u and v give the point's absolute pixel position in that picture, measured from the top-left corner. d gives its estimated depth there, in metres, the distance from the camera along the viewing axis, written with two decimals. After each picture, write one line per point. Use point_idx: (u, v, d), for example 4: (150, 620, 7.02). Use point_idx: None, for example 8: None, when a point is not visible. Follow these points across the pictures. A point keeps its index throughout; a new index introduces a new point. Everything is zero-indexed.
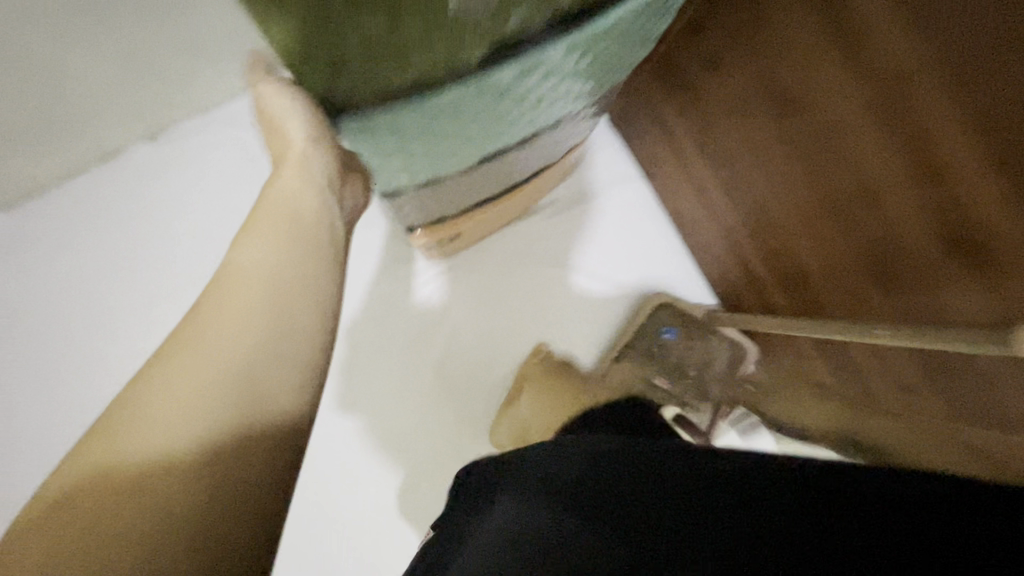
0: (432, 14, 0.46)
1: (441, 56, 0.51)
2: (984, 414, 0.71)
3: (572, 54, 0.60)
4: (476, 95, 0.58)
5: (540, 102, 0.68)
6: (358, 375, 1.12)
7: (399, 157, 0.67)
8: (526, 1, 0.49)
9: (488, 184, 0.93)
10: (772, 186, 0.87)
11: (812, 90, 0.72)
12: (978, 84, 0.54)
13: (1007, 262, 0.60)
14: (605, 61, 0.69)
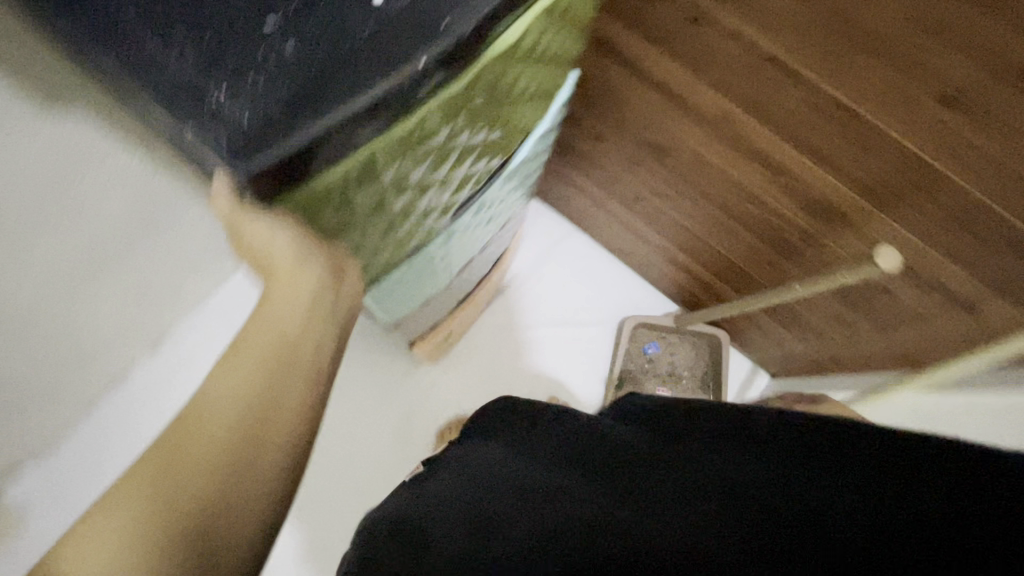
0: (404, 218, 0.57)
1: (412, 233, 0.62)
2: (901, 320, 0.89)
3: (508, 181, 0.71)
4: (447, 239, 0.69)
5: (491, 218, 0.78)
6: (337, 451, 1.25)
7: (402, 307, 0.80)
8: (468, 177, 0.60)
9: (466, 284, 1.03)
10: (676, 207, 1.05)
11: (674, 136, 0.91)
12: (792, 104, 0.72)
13: (860, 213, 0.78)
14: (531, 167, 0.81)
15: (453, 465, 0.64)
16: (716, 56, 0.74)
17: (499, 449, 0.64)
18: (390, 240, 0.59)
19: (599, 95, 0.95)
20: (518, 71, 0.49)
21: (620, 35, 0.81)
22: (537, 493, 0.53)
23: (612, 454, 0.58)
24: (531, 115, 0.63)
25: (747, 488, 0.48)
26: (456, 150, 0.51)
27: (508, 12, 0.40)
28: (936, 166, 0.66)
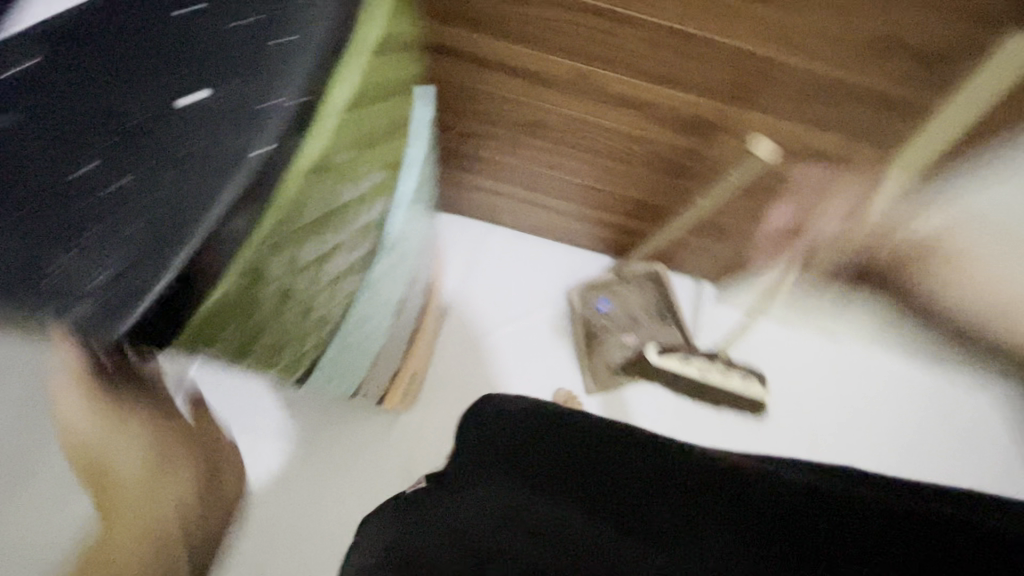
0: (314, 287, 0.53)
1: (329, 301, 0.58)
2: (799, 195, 0.97)
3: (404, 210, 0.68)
4: (368, 291, 0.65)
5: (403, 250, 0.75)
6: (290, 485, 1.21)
7: (354, 375, 0.78)
8: (361, 223, 0.57)
9: (409, 323, 1.01)
10: (572, 172, 1.08)
11: (542, 110, 0.93)
12: (631, 44, 0.75)
13: (727, 118, 0.84)
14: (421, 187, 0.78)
15: (451, 486, 0.61)
16: (548, 26, 0.76)
17: (488, 463, 0.61)
18: (306, 316, 0.55)
19: (456, 95, 0.95)
20: (364, 103, 0.47)
21: (453, 32, 0.81)
22: (558, 519, 0.52)
23: (614, 446, 0.61)
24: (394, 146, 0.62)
25: (758, 496, 0.54)
26: (335, 206, 0.49)
27: (332, 58, 0.38)
28: (771, 54, 0.72)
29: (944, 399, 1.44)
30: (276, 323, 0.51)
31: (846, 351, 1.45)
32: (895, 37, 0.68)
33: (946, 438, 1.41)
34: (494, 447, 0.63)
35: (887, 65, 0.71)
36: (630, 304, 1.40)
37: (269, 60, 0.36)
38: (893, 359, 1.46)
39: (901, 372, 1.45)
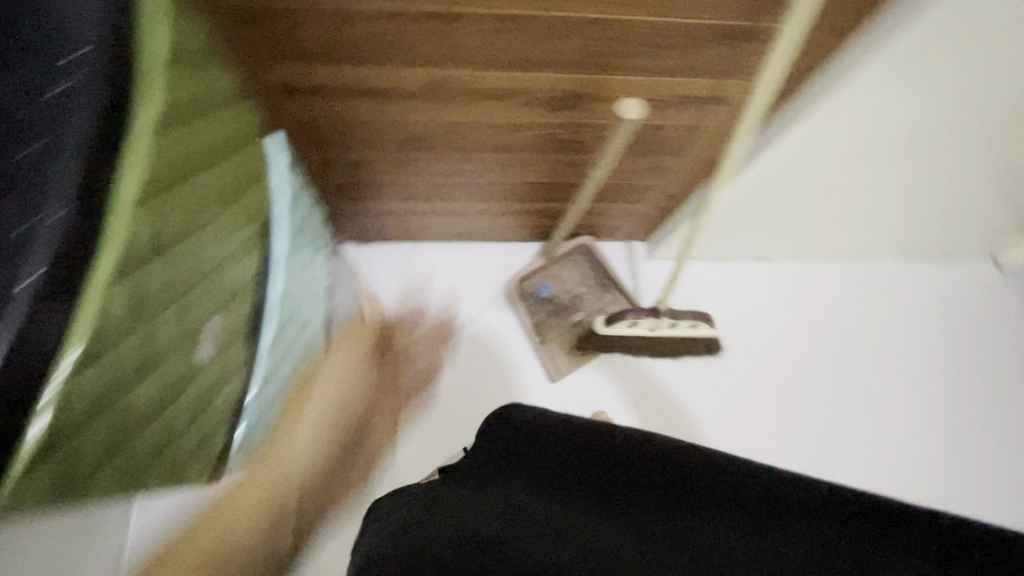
0: (166, 346, 0.55)
1: (189, 355, 0.59)
2: (686, 139, 0.98)
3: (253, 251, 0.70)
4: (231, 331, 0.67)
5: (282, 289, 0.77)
6: None
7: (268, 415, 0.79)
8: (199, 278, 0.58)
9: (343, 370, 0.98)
10: (467, 174, 1.07)
11: (413, 122, 0.91)
12: (467, 41, 0.72)
13: (590, 88, 0.82)
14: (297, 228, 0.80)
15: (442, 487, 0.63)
16: (381, 42, 0.73)
17: (489, 470, 0.66)
18: (172, 374, 0.57)
19: (320, 128, 0.90)
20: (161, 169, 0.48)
21: (289, 67, 0.77)
22: (535, 520, 0.52)
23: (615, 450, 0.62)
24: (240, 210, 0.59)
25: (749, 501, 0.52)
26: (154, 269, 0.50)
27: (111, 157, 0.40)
28: (606, 15, 0.69)
29: (874, 292, 1.54)
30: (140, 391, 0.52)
31: (777, 270, 1.53)
32: None
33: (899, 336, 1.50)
34: (507, 467, 0.65)
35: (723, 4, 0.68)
36: (570, 283, 1.41)
37: (29, 171, 0.37)
38: (825, 267, 1.55)
39: (830, 278, 1.54)
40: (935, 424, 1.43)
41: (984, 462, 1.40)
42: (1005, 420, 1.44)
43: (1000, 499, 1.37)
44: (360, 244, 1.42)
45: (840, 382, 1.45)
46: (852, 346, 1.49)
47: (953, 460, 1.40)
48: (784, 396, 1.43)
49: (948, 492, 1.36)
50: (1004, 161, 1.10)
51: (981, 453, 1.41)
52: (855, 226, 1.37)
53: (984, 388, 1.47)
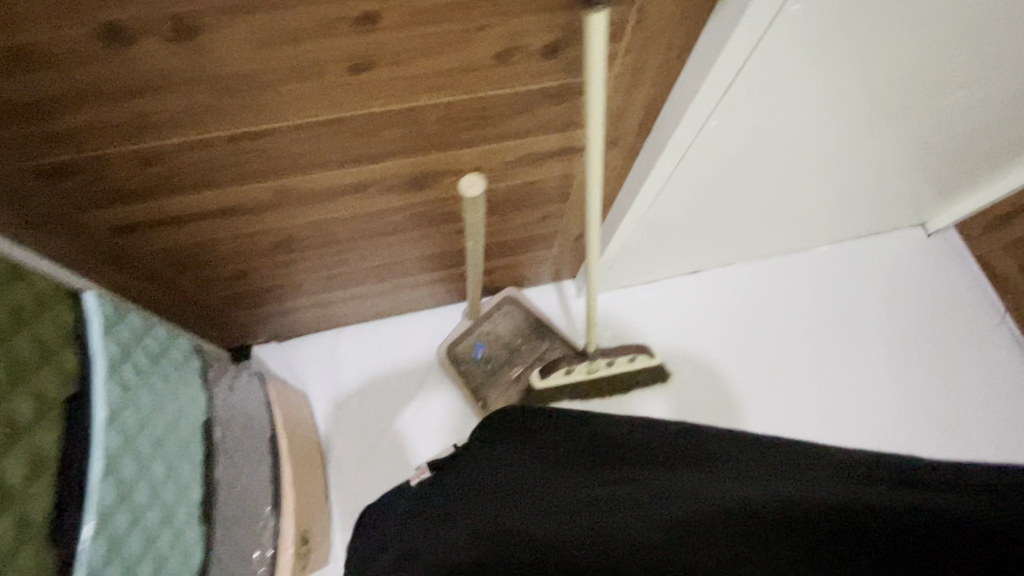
0: None
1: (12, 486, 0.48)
2: (565, 187, 0.95)
3: (116, 377, 0.63)
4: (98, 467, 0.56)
5: (162, 420, 0.69)
6: None
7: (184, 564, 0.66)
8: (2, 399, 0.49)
9: (254, 495, 0.90)
10: (357, 261, 1.02)
11: (276, 230, 0.86)
12: (283, 150, 0.68)
13: (438, 165, 0.79)
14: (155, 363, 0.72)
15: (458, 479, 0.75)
16: (198, 168, 0.68)
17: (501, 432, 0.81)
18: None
19: (181, 252, 0.85)
20: None
21: (115, 209, 0.72)
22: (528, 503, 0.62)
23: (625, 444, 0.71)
24: (45, 374, 0.54)
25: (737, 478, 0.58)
26: None
27: None
28: (418, 104, 0.65)
29: (812, 281, 1.47)
30: None
31: (713, 277, 1.47)
32: (517, 45, 0.60)
33: (863, 318, 1.44)
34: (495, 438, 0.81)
35: (534, 68, 0.64)
36: (504, 338, 1.35)
37: None
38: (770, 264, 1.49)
39: (769, 275, 1.48)
40: (917, 395, 1.36)
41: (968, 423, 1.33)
42: (974, 384, 1.37)
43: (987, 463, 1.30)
44: (284, 339, 1.36)
45: (798, 383, 1.38)
46: (803, 342, 1.42)
47: (951, 427, 1.33)
48: (744, 408, 1.34)
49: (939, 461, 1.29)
50: (898, 139, 1.02)
51: (978, 416, 1.34)
52: (790, 225, 1.33)
53: (944, 355, 1.40)
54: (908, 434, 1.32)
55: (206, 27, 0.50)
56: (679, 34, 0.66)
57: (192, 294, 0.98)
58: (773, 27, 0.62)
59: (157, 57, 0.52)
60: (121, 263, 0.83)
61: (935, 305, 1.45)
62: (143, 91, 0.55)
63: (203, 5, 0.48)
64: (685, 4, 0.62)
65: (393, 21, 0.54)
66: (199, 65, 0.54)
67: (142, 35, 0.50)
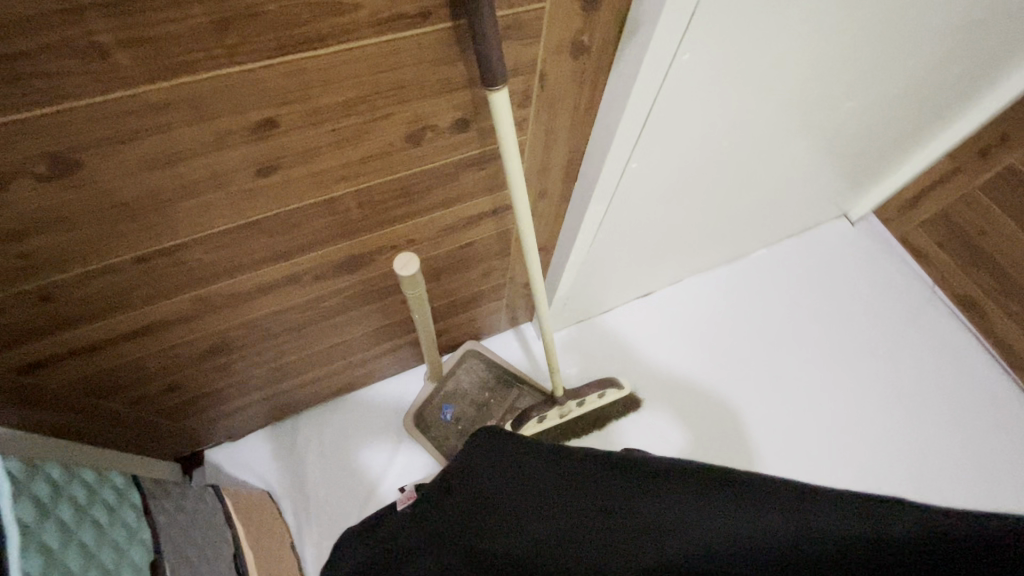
0: None
1: None
2: (503, 241, 0.94)
3: (37, 541, 0.57)
4: None
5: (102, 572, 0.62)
6: None
7: None
8: None
9: None
10: (303, 347, 0.97)
11: (207, 336, 0.80)
12: (198, 262, 0.64)
13: (369, 244, 0.77)
14: (82, 511, 0.66)
15: (431, 500, 0.72)
16: (108, 294, 0.63)
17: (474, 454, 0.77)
18: None
19: (105, 378, 0.79)
20: None
21: (18, 351, 0.65)
22: (506, 521, 0.60)
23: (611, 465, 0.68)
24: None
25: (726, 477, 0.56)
26: None
27: None
28: (335, 193, 0.64)
29: (756, 288, 1.52)
30: None
31: (666, 299, 1.49)
32: (426, 124, 0.60)
33: (812, 309, 1.50)
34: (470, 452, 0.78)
35: (447, 142, 0.64)
36: (470, 393, 1.31)
37: None
38: (718, 271, 1.53)
39: (715, 290, 1.51)
40: (875, 375, 1.41)
41: (928, 394, 1.39)
42: (920, 363, 1.43)
43: (949, 469, 1.31)
44: (238, 437, 1.27)
45: (765, 393, 1.39)
46: (761, 347, 1.45)
47: (911, 399, 1.39)
48: (718, 438, 1.33)
49: (905, 433, 1.34)
50: (807, 146, 1.08)
51: (932, 382, 1.40)
52: (728, 235, 1.37)
53: (887, 338, 1.46)
54: (873, 414, 1.37)
55: (89, 159, 0.47)
56: (584, 90, 0.68)
57: (124, 419, 0.90)
58: (670, 74, 0.64)
59: (41, 197, 0.49)
60: (35, 405, 0.75)
61: (873, 283, 1.53)
62: (28, 231, 0.51)
63: (83, 139, 0.46)
64: (584, 62, 0.64)
65: (293, 124, 0.53)
66: (89, 197, 0.51)
67: (18, 179, 0.46)
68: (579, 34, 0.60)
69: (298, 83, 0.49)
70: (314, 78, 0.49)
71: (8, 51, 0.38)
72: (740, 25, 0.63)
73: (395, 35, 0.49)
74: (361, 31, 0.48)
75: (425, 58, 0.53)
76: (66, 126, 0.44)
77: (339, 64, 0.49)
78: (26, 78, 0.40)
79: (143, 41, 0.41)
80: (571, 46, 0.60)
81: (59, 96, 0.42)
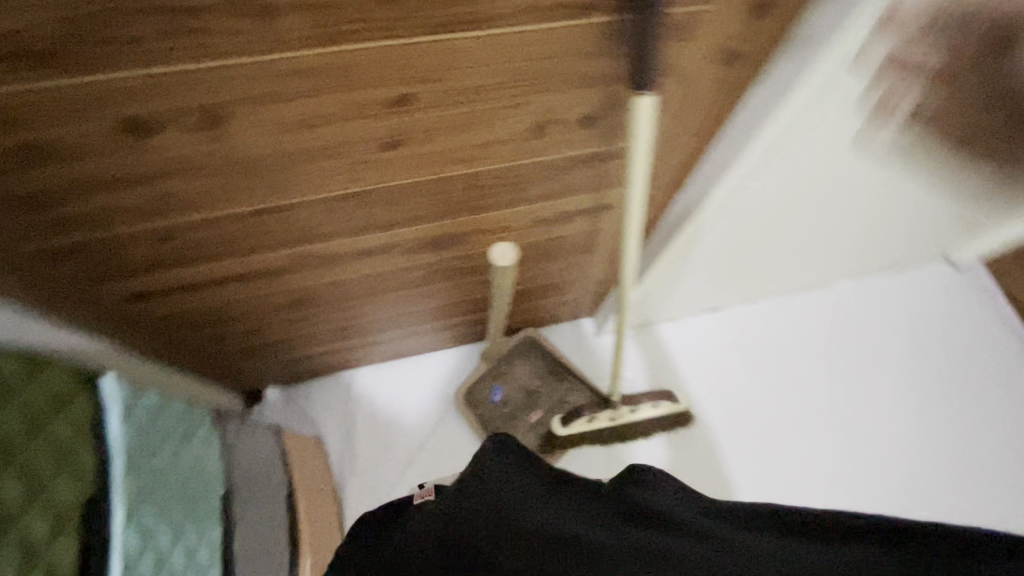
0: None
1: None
2: (590, 239, 0.92)
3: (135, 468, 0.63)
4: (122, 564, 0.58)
5: (184, 501, 0.68)
6: None
7: None
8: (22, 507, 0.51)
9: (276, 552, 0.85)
10: (374, 312, 0.99)
11: (293, 290, 0.83)
12: (306, 224, 0.66)
13: (464, 226, 0.76)
14: (175, 440, 0.71)
15: None
16: (217, 241, 0.65)
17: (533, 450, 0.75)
18: None
19: (199, 315, 0.82)
20: None
21: (132, 280, 0.69)
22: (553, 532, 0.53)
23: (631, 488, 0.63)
24: (63, 487, 0.55)
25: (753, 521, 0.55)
26: None
27: None
28: (448, 174, 0.63)
29: (833, 317, 1.42)
30: None
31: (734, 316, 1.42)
32: (555, 118, 0.58)
33: (891, 346, 1.39)
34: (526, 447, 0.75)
35: (569, 138, 0.62)
36: (522, 379, 1.30)
37: None
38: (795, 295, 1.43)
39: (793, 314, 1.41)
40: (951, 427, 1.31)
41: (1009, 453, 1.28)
42: (1006, 421, 1.31)
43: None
44: (297, 382, 1.32)
45: (827, 429, 1.30)
46: (829, 376, 1.36)
47: (990, 459, 1.28)
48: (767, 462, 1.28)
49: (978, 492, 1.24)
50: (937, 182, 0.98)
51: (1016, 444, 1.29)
52: (819, 259, 1.27)
53: (974, 391, 1.34)
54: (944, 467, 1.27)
55: (233, 115, 0.48)
56: (720, 99, 0.64)
57: (207, 353, 0.95)
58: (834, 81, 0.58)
59: (185, 146, 0.50)
60: (134, 329, 0.79)
61: (965, 329, 1.40)
62: (168, 176, 0.53)
63: (234, 96, 0.46)
64: (730, 71, 0.60)
65: (427, 102, 0.52)
66: (223, 150, 0.52)
67: (168, 125, 0.47)
68: (733, 43, 0.55)
69: (443, 64, 0.48)
70: (463, 60, 0.48)
71: (192, 6, 0.39)
72: (924, 42, 0.57)
73: (553, 25, 0.47)
74: (521, 16, 0.45)
75: (572, 51, 0.50)
76: (223, 81, 0.45)
77: (489, 48, 0.47)
78: (197, 32, 0.41)
79: (314, 6, 0.41)
80: (722, 54, 0.56)
81: (226, 54, 0.42)
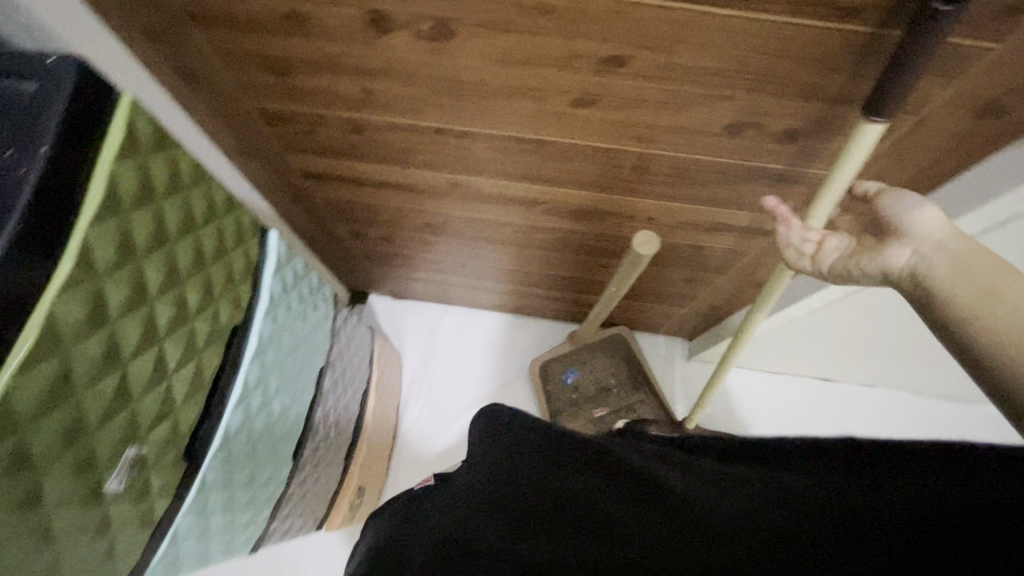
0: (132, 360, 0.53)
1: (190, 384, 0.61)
2: (730, 260, 0.87)
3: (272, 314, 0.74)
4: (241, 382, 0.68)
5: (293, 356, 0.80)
6: None
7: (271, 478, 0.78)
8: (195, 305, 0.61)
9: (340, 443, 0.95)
10: (491, 257, 1.02)
11: (430, 211, 0.88)
12: (473, 152, 0.68)
13: (613, 203, 0.75)
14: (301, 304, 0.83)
15: None
16: (390, 144, 0.70)
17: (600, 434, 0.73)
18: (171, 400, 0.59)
19: (347, 207, 0.90)
20: (168, 210, 0.57)
21: (311, 158, 0.77)
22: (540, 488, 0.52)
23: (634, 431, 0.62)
24: (225, 306, 0.67)
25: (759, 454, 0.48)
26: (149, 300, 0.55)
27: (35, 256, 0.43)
28: (624, 148, 0.62)
29: None
30: (117, 427, 0.52)
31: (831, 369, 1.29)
32: (756, 122, 0.55)
33: None
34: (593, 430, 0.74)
35: (762, 149, 0.58)
36: (600, 373, 1.29)
37: None
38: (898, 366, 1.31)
39: (915, 403, 1.20)
40: None
41: None
42: None
43: None
44: (398, 296, 1.42)
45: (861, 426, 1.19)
46: None
47: None
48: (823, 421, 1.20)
49: None
50: None
51: None
52: None
53: None
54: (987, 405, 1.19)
55: (458, 32, 0.51)
56: (949, 154, 0.56)
57: (340, 244, 1.04)
58: None
59: (406, 49, 0.54)
60: (296, 201, 0.89)
61: None
62: (380, 73, 0.58)
63: (468, 15, 0.49)
64: (981, 127, 0.52)
65: (638, 69, 0.51)
66: (435, 63, 0.55)
67: (402, 27, 0.51)
68: (999, 95, 0.48)
69: (672, 35, 0.47)
70: (695, 37, 0.46)
71: None
72: None
73: (805, 23, 0.44)
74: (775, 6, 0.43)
75: (810, 57, 0.47)
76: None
77: (726, 31, 0.45)
78: None
79: None
80: (977, 104, 0.49)
81: None
